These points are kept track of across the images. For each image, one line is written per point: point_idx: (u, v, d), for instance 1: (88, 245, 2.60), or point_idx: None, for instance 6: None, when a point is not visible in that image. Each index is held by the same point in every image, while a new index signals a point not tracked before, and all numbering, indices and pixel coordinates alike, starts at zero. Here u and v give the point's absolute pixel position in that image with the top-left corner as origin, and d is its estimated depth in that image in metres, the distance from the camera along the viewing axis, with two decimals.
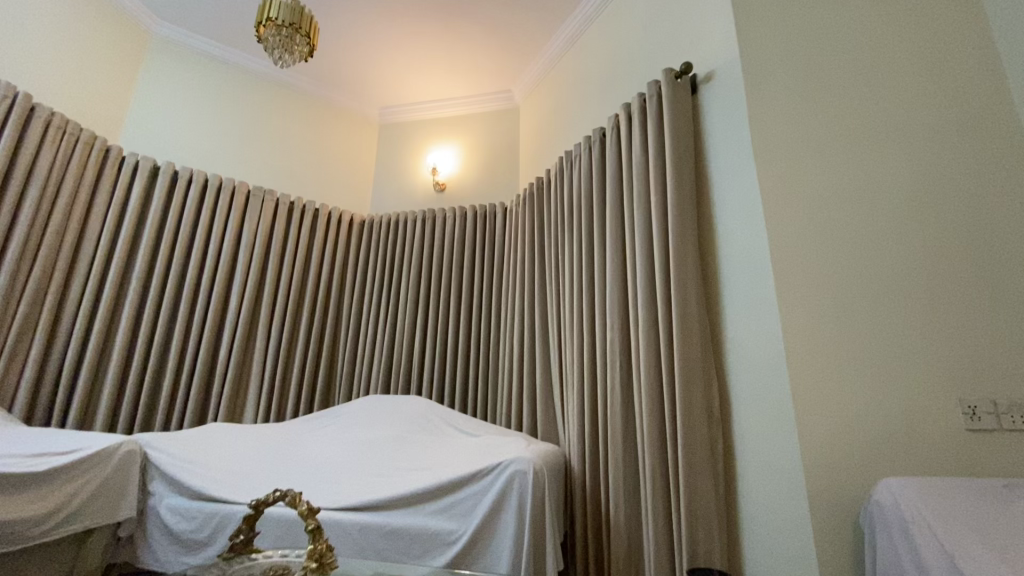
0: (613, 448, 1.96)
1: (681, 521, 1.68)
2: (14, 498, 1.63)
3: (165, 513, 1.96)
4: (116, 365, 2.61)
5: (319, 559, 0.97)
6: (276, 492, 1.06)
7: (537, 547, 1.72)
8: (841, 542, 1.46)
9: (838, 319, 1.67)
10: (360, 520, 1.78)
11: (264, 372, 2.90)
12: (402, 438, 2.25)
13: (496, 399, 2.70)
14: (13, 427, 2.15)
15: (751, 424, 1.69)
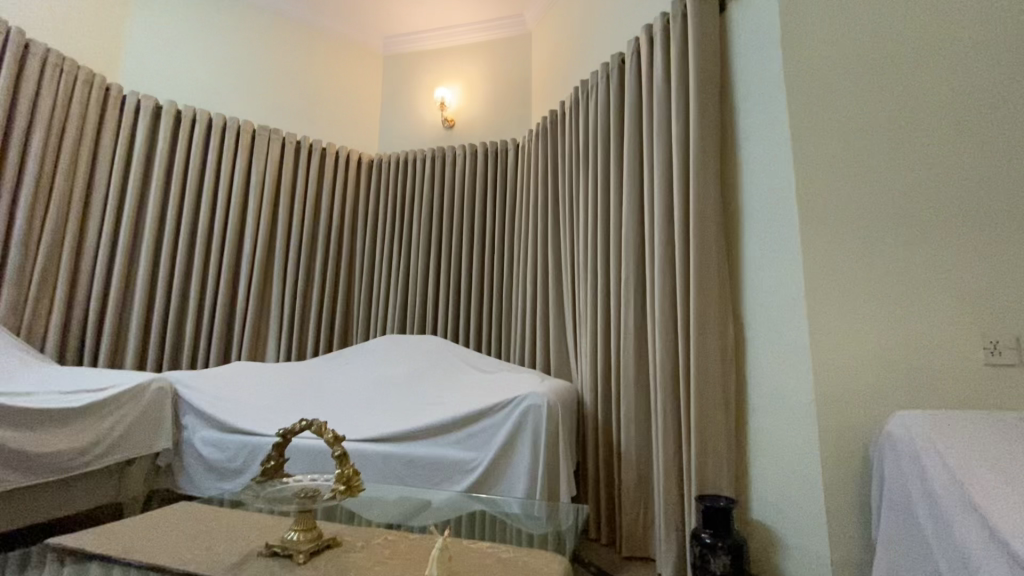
0: (626, 384, 1.99)
1: (691, 451, 1.74)
2: (53, 434, 1.72)
3: (199, 444, 2.08)
4: (140, 307, 2.69)
5: (347, 483, 0.99)
6: (301, 422, 1.05)
7: (551, 475, 1.81)
8: (849, 473, 1.50)
9: (863, 257, 1.63)
10: (382, 451, 1.86)
11: (282, 312, 2.96)
12: (420, 374, 2.32)
13: (510, 338, 2.73)
14: (51, 366, 2.26)
15: (765, 360, 1.71)
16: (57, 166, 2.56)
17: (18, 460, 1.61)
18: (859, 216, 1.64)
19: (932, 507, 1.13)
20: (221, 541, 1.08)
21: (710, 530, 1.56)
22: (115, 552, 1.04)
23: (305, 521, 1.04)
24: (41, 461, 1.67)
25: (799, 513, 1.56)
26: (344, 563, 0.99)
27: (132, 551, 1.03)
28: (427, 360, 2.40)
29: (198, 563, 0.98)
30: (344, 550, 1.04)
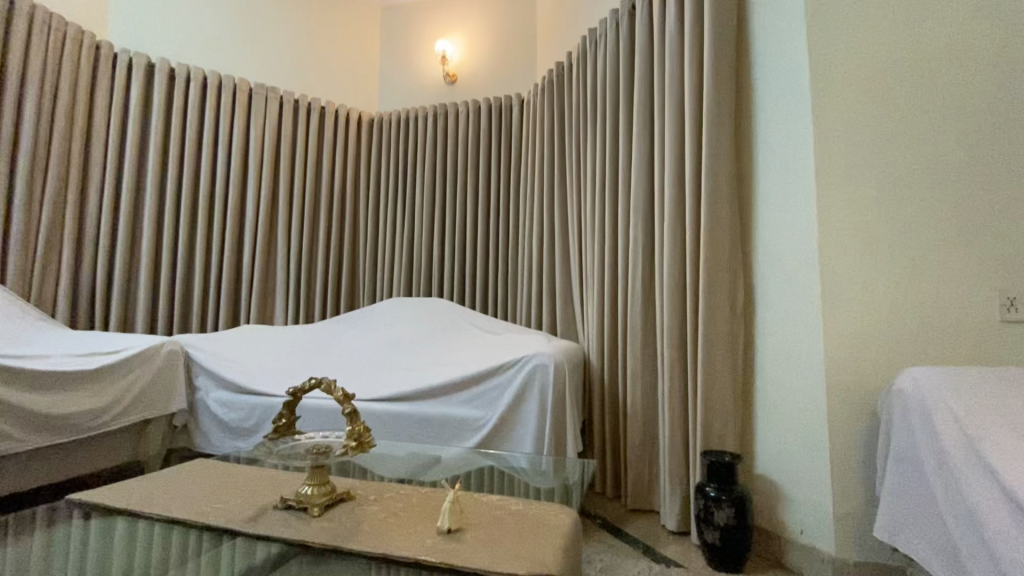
0: (632, 343, 2.00)
1: (697, 408, 1.75)
2: (69, 396, 1.76)
3: (213, 405, 2.12)
4: (147, 271, 2.69)
5: (358, 439, 1.00)
6: (310, 380, 1.05)
7: (558, 432, 1.84)
8: (855, 429, 1.52)
9: (879, 213, 1.59)
10: (392, 410, 1.90)
11: (287, 276, 2.95)
12: (428, 336, 2.33)
13: (516, 300, 2.71)
14: (65, 331, 2.29)
15: (775, 318, 1.71)
16: (53, 128, 2.51)
17: (36, 421, 1.65)
18: (877, 172, 1.59)
19: (938, 457, 1.14)
20: (238, 495, 1.11)
21: (714, 484, 1.60)
22: (137, 505, 1.07)
23: (319, 476, 1.05)
24: (59, 422, 1.71)
25: (802, 467, 1.58)
26: (357, 516, 1.01)
27: (153, 504, 1.06)
28: (434, 322, 2.41)
29: (216, 517, 1.01)
30: (358, 503, 1.07)
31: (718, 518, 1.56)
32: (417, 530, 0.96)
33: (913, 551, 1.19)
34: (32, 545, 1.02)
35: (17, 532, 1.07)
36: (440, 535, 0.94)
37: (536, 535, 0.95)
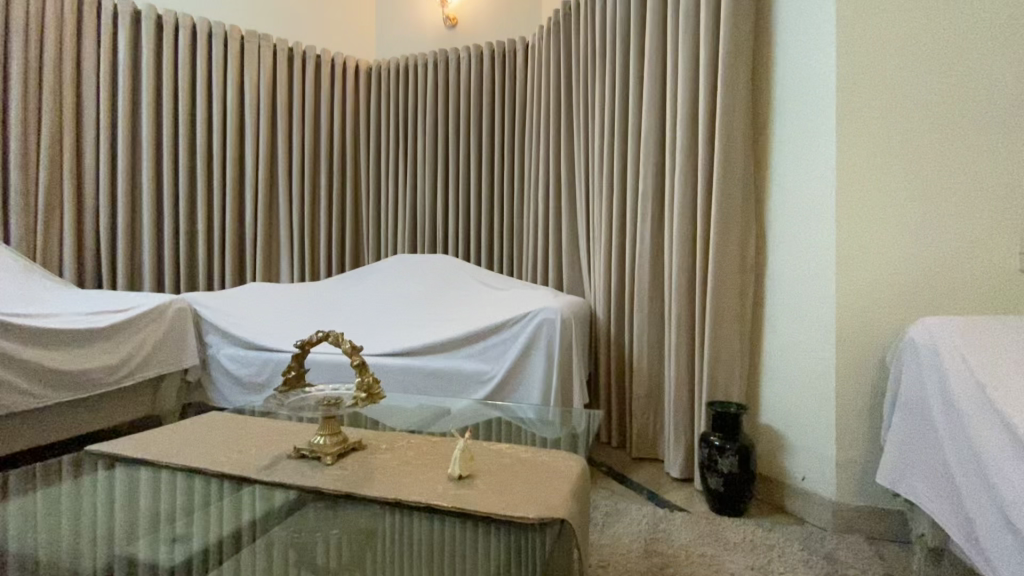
0: (640, 297, 1.99)
1: (704, 359, 1.77)
2: (81, 352, 1.79)
3: (224, 361, 2.15)
4: (150, 229, 2.67)
5: (367, 390, 1.00)
6: (318, 333, 1.04)
7: (565, 384, 1.86)
8: (862, 379, 1.52)
9: (900, 160, 1.53)
10: (401, 364, 1.92)
11: (291, 233, 2.92)
12: (435, 292, 2.33)
13: (521, 256, 2.66)
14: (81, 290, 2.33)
15: (785, 269, 1.70)
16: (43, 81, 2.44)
17: (50, 376, 1.70)
18: (900, 117, 1.53)
19: (947, 404, 1.14)
20: (253, 445, 1.13)
21: (719, 434, 1.62)
22: (157, 453, 1.11)
23: (330, 427, 1.06)
24: (73, 377, 1.75)
25: (808, 416, 1.60)
26: (370, 464, 1.04)
27: (171, 455, 1.09)
28: (440, 277, 2.39)
29: (233, 465, 1.04)
30: (370, 452, 1.09)
31: (721, 465, 1.59)
32: (428, 477, 0.98)
33: (914, 494, 1.22)
34: (66, 492, 1.08)
35: (48, 483, 1.12)
36: (451, 481, 0.97)
37: (544, 480, 0.98)
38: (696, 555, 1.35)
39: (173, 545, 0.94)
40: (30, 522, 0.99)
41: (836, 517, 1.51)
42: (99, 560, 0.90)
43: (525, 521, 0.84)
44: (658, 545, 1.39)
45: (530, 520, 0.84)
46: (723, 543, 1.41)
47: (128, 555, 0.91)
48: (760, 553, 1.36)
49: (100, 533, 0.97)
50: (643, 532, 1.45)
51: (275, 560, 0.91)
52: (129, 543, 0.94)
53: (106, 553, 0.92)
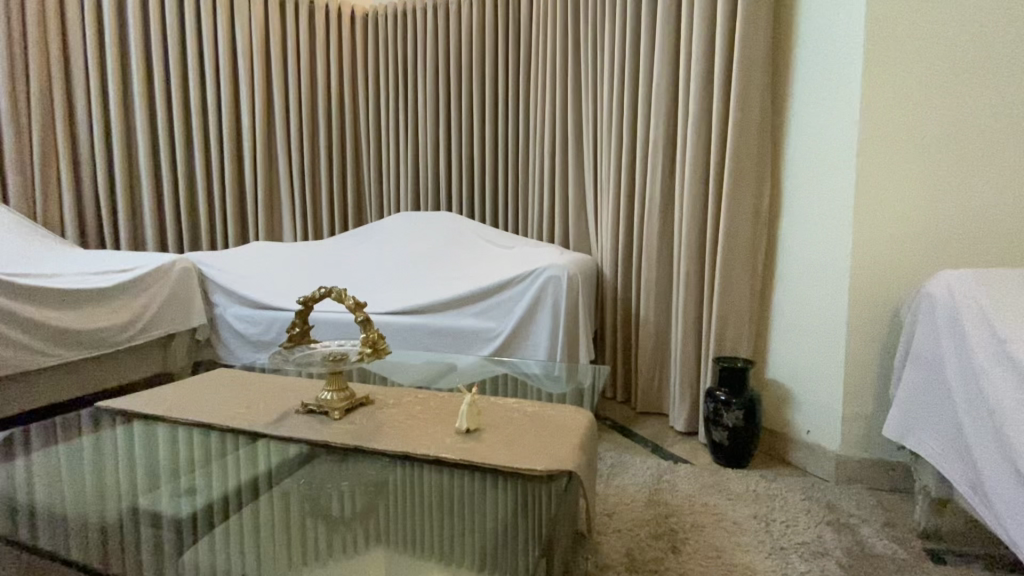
0: (648, 253, 1.95)
1: (712, 314, 1.75)
2: (87, 312, 1.81)
3: (232, 320, 2.15)
4: (147, 189, 2.66)
5: (373, 346, 0.99)
6: (320, 290, 1.02)
7: (571, 341, 1.86)
8: (873, 333, 1.50)
9: (927, 106, 1.45)
10: (406, 322, 1.91)
11: (292, 191, 2.86)
12: (438, 250, 2.29)
13: (525, 208, 2.57)
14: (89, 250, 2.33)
15: (800, 222, 1.65)
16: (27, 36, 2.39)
17: (57, 336, 1.72)
18: (930, 59, 1.44)
19: (962, 358, 1.12)
20: (261, 401, 1.14)
21: (725, 389, 1.63)
22: (169, 408, 1.12)
23: (337, 382, 1.07)
24: (79, 337, 1.78)
25: (815, 371, 1.60)
26: (378, 418, 1.04)
27: (181, 411, 1.10)
28: (443, 234, 2.35)
29: (242, 420, 1.05)
30: (378, 407, 1.10)
31: (726, 419, 1.60)
32: (436, 431, 0.99)
33: (922, 449, 1.22)
34: (85, 444, 1.10)
35: (67, 437, 1.15)
36: (459, 435, 0.97)
37: (551, 434, 0.98)
38: (699, 505, 1.37)
39: (185, 497, 0.96)
40: (51, 473, 1.02)
41: (839, 469, 1.52)
42: (115, 509, 0.92)
43: (534, 474, 0.84)
44: (662, 496, 1.41)
45: (540, 473, 0.84)
46: (727, 494, 1.44)
47: (144, 505, 0.94)
48: (762, 503, 1.39)
49: (115, 483, 0.99)
50: (647, 483, 1.48)
51: (287, 511, 0.93)
52: (144, 494, 0.97)
53: (122, 503, 0.94)
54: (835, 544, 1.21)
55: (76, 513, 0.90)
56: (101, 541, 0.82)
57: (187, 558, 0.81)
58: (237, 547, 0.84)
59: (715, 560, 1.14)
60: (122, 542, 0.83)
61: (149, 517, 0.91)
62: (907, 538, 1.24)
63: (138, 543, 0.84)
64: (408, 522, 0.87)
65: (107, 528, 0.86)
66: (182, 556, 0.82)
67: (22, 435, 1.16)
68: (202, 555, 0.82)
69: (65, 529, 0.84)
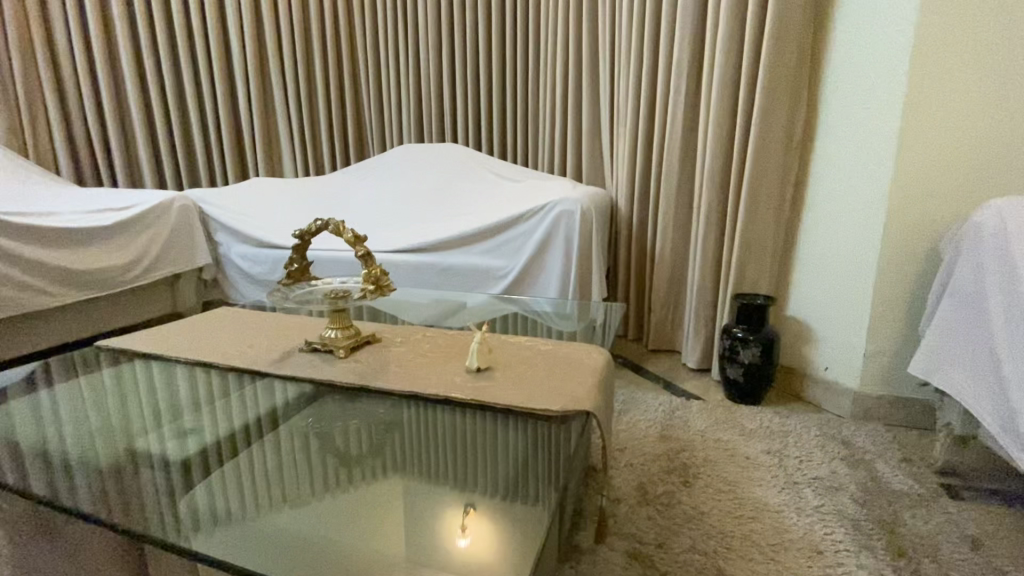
0: (666, 185, 1.84)
1: (733, 250, 1.67)
2: (89, 251, 1.78)
3: (236, 258, 2.11)
4: (139, 122, 2.65)
5: (376, 282, 0.93)
6: (318, 222, 0.96)
7: (583, 278, 1.80)
8: (905, 269, 1.42)
9: (997, 10, 1.27)
10: (413, 261, 1.85)
11: (290, 123, 2.72)
12: (444, 184, 2.18)
13: (537, 141, 2.40)
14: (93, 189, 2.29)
15: (837, 149, 1.52)
16: None
17: (60, 276, 1.71)
18: None
19: (1008, 293, 1.05)
20: (267, 339, 1.11)
21: (743, 326, 1.58)
22: (177, 346, 1.10)
23: (340, 320, 1.02)
24: (83, 277, 1.76)
25: (839, 307, 1.54)
26: (386, 357, 1.01)
27: (185, 349, 1.08)
28: (448, 168, 2.22)
29: (247, 358, 1.02)
30: (385, 345, 1.06)
31: (743, 356, 1.56)
32: (446, 370, 0.95)
33: (949, 385, 1.17)
34: (100, 379, 1.10)
35: (84, 370, 1.15)
36: (469, 374, 0.94)
37: (567, 372, 0.94)
38: (711, 441, 1.36)
39: (192, 434, 0.95)
40: (65, 409, 1.02)
41: (857, 405, 1.49)
42: (123, 444, 0.92)
43: (548, 415, 0.81)
44: (674, 431, 1.41)
45: (554, 415, 0.81)
46: (740, 429, 1.43)
47: (152, 441, 0.93)
48: (776, 439, 1.38)
49: (125, 418, 0.99)
50: (659, 419, 1.47)
51: (298, 447, 0.92)
52: (154, 429, 0.96)
53: (132, 437, 0.94)
54: (849, 479, 1.20)
55: (88, 448, 0.90)
56: (110, 479, 0.82)
57: (194, 496, 0.81)
58: (246, 484, 0.84)
59: (727, 495, 1.14)
60: (130, 479, 0.83)
61: (157, 452, 0.90)
62: (924, 475, 1.22)
63: (146, 480, 0.84)
64: (417, 458, 0.86)
65: (115, 466, 0.86)
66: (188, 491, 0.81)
67: (43, 370, 1.17)
68: (210, 492, 0.81)
69: (77, 465, 0.85)
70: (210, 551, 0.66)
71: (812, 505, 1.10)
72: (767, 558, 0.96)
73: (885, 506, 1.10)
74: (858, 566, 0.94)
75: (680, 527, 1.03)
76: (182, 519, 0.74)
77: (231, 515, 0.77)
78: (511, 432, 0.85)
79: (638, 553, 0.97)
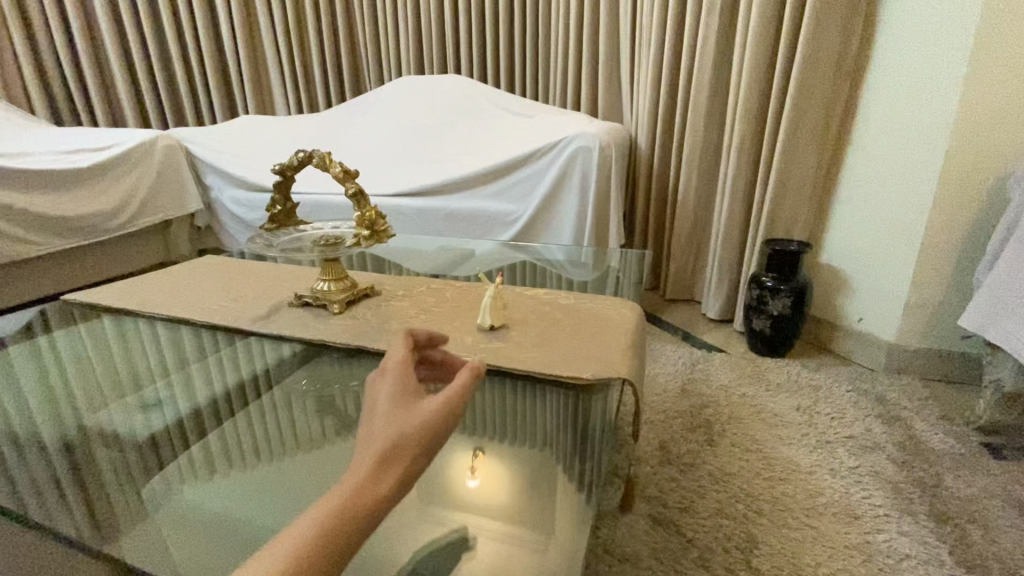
0: (694, 117, 1.66)
1: (767, 191, 1.52)
2: (70, 195, 1.66)
3: (229, 204, 1.98)
4: (114, 52, 2.42)
5: (371, 227, 0.82)
6: (300, 154, 0.83)
7: (600, 223, 1.66)
8: (960, 212, 1.28)
9: None
10: (416, 205, 1.72)
11: (278, 52, 2.48)
12: (447, 119, 1.99)
13: (548, 71, 2.17)
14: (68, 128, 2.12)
15: (893, 75, 1.33)
16: None
17: (38, 223, 1.60)
18: None
19: None
20: (256, 291, 1.01)
21: (773, 274, 1.46)
22: (162, 298, 1.01)
23: (334, 272, 0.92)
24: (66, 224, 1.65)
25: (881, 255, 1.41)
26: (387, 312, 0.91)
27: (167, 304, 0.98)
28: (452, 102, 2.03)
29: (235, 313, 0.93)
30: (385, 299, 0.96)
31: (772, 307, 1.45)
32: (456, 327, 0.86)
33: (1006, 341, 1.06)
34: (70, 338, 1.01)
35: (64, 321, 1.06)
36: (480, 332, 0.84)
37: (591, 330, 0.84)
38: (736, 396, 1.28)
39: (176, 400, 0.88)
40: (42, 372, 0.94)
41: (892, 359, 1.40)
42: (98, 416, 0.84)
43: (576, 382, 0.72)
44: (696, 386, 1.33)
45: (583, 381, 0.72)
46: (766, 384, 1.34)
47: (130, 409, 0.86)
48: (806, 395, 1.29)
49: (101, 383, 0.91)
50: (679, 373, 1.39)
51: (292, 411, 0.84)
52: (130, 395, 0.88)
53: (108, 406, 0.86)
54: (885, 437, 1.12)
55: (61, 423, 0.83)
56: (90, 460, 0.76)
57: (180, 472, 0.74)
58: (234, 456, 0.77)
59: (755, 455, 1.06)
60: (109, 461, 0.76)
61: (137, 423, 0.83)
62: (965, 433, 1.14)
63: (128, 457, 0.77)
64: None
65: (92, 445, 0.79)
66: (171, 472, 0.74)
67: (38, 318, 1.09)
68: (194, 472, 0.74)
69: (48, 450, 0.78)
70: (196, 559, 0.60)
71: (847, 466, 1.03)
72: (800, 524, 0.89)
73: (926, 468, 1.03)
74: (900, 534, 0.88)
75: (706, 490, 0.97)
76: (165, 512, 0.68)
77: (216, 497, 0.69)
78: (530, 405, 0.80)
79: (662, 518, 0.90)
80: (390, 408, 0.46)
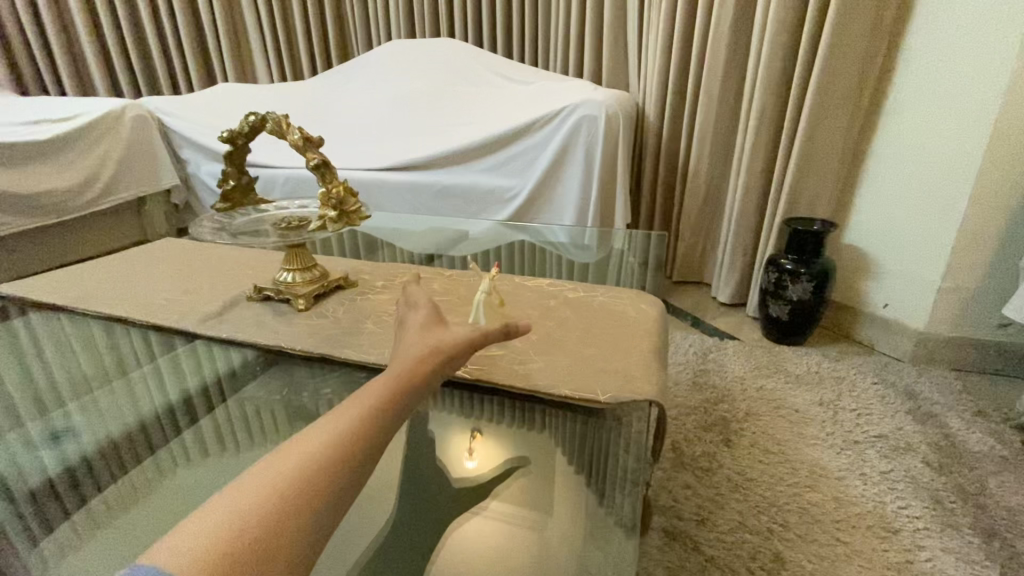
0: (709, 85, 1.51)
1: (788, 166, 1.38)
2: (30, 170, 1.52)
3: (207, 179, 1.85)
4: (78, 13, 2.23)
5: (337, 206, 0.70)
6: (250, 118, 0.72)
7: (605, 201, 1.53)
8: (1004, 190, 1.16)
9: None
10: (405, 180, 1.58)
11: (256, 16, 2.29)
12: (439, 87, 1.83)
13: (549, 36, 2.00)
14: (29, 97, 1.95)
15: (938, 35, 1.18)
16: None
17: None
18: None
19: None
20: (221, 281, 0.89)
21: (793, 256, 1.34)
22: (113, 289, 0.89)
23: (300, 259, 0.80)
24: (28, 202, 1.51)
25: (914, 236, 1.29)
26: (366, 307, 0.80)
27: (117, 296, 0.86)
28: (443, 69, 1.86)
29: (193, 308, 0.81)
30: (364, 291, 0.84)
31: (790, 292, 1.34)
32: None
33: None
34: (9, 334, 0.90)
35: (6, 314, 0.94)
36: None
37: (600, 331, 0.73)
38: (752, 390, 1.18)
39: (126, 410, 0.78)
40: None
41: (919, 348, 1.30)
42: (30, 440, 0.74)
43: (586, 399, 0.60)
44: (709, 378, 1.22)
45: (595, 399, 0.60)
46: (785, 375, 1.24)
47: (74, 421, 0.76)
48: (828, 388, 1.19)
49: (34, 395, 0.80)
50: (691, 363, 1.28)
51: (257, 421, 0.74)
52: (70, 408, 0.78)
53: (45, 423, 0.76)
54: (918, 437, 1.03)
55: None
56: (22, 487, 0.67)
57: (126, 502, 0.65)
58: (189, 481, 0.67)
59: (776, 459, 0.97)
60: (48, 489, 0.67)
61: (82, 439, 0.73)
62: (1004, 432, 1.05)
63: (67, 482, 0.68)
64: (407, 453, 0.68)
65: (22, 476, 0.69)
66: (114, 506, 0.65)
67: None
68: (138, 508, 0.64)
69: None
70: None
71: (879, 471, 0.94)
72: (832, 539, 0.81)
73: (966, 473, 0.94)
74: (943, 551, 0.79)
75: (725, 500, 0.87)
76: (105, 558, 0.58)
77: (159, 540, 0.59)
78: (529, 427, 0.68)
79: (678, 531, 0.81)
80: (422, 326, 0.51)
